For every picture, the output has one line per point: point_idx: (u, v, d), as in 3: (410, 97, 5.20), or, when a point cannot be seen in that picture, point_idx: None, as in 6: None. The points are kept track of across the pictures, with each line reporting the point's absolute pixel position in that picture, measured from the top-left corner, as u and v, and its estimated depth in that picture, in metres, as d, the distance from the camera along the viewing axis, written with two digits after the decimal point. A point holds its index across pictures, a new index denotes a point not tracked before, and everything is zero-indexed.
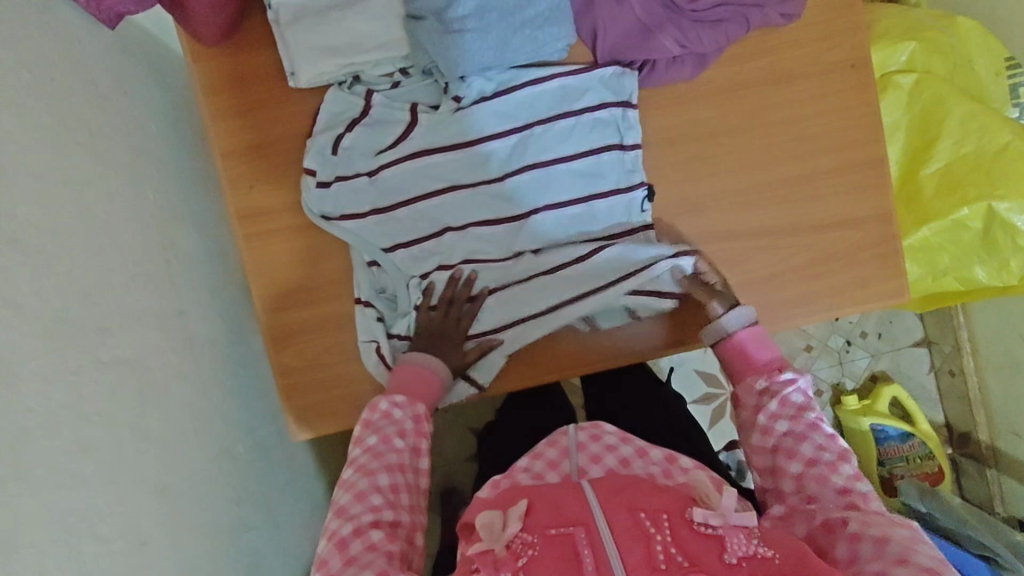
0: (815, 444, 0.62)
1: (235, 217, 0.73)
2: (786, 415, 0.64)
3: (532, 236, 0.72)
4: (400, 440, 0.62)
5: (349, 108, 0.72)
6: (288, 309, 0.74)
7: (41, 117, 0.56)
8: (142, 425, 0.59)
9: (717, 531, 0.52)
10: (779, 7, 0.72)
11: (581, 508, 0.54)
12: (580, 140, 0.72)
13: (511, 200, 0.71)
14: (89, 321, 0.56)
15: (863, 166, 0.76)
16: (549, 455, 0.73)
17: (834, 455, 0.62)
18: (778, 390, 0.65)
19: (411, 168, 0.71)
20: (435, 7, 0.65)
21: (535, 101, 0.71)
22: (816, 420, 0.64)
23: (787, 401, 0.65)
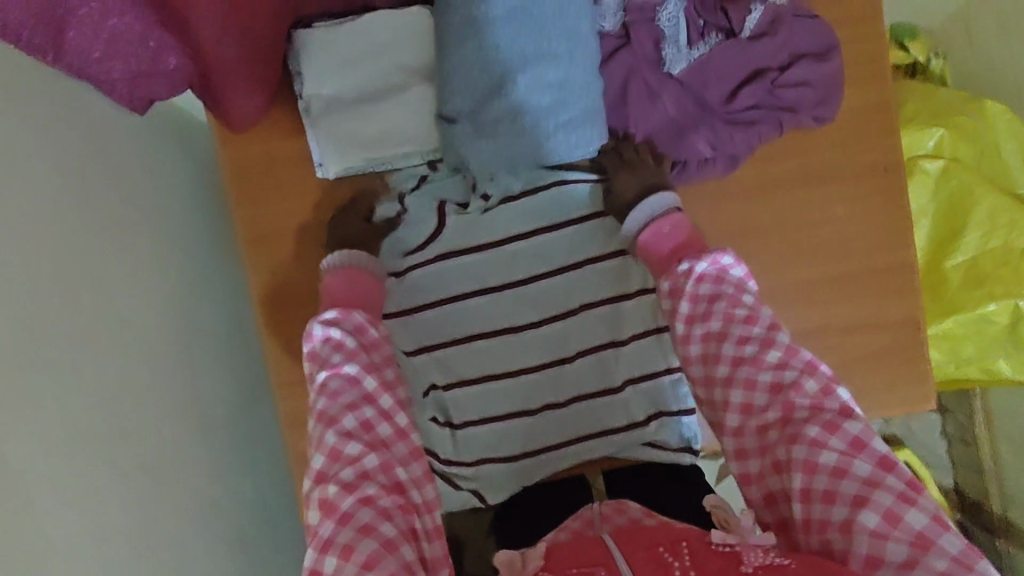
0: (736, 339, 0.59)
1: (258, 301, 0.72)
2: (700, 316, 0.61)
3: (552, 340, 0.73)
4: (352, 364, 0.60)
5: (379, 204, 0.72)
6: (304, 396, 0.73)
7: (62, 215, 0.55)
8: (151, 528, 0.58)
9: (733, 549, 0.51)
10: (813, 111, 0.71)
11: (598, 551, 0.53)
12: (602, 244, 0.72)
13: (533, 303, 0.72)
14: (99, 426, 0.54)
15: (894, 271, 0.75)
16: (573, 527, 0.69)
17: (773, 376, 0.56)
18: (685, 286, 0.63)
19: (438, 270, 0.72)
20: (468, 109, 0.66)
21: (562, 201, 0.72)
22: (736, 316, 0.60)
23: (698, 296, 0.62)
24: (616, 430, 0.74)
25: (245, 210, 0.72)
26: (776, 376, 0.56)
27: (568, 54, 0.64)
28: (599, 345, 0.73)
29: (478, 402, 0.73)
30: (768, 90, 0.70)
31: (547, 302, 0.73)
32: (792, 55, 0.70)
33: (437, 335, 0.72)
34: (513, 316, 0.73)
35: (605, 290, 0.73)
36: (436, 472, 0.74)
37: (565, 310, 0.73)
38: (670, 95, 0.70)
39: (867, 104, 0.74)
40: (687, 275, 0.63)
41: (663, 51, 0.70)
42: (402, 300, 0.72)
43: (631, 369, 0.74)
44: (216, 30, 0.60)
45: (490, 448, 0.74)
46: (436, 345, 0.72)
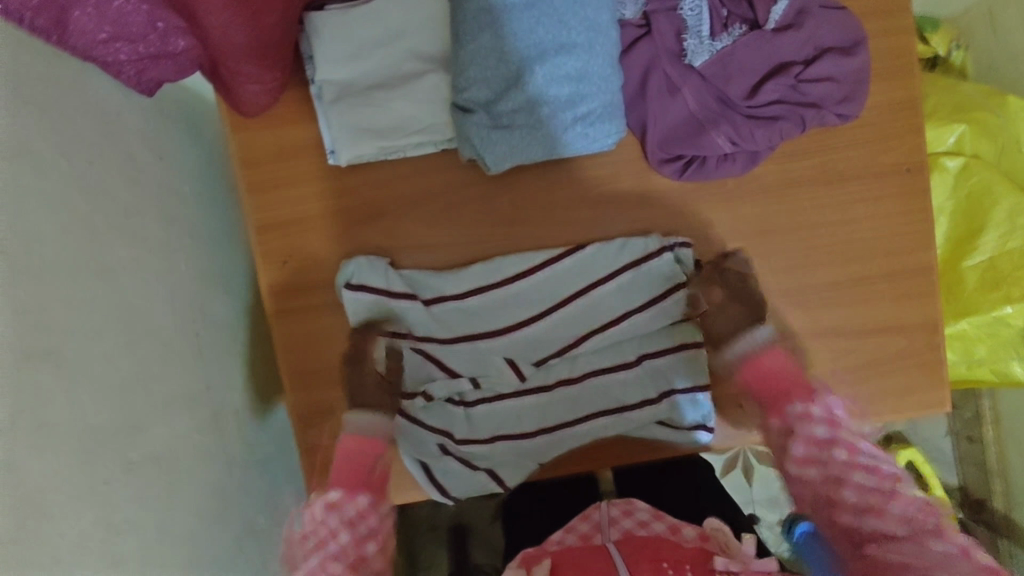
0: (858, 486, 0.53)
1: (268, 292, 0.71)
2: (815, 459, 0.56)
3: (569, 321, 0.71)
4: (337, 517, 0.58)
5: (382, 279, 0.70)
6: (313, 388, 0.73)
7: (76, 208, 0.55)
8: (166, 521, 0.58)
9: None
10: (836, 108, 0.69)
11: (602, 564, 0.59)
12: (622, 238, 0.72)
13: (551, 283, 0.71)
14: (118, 422, 0.55)
15: (914, 274, 0.74)
16: (580, 530, 0.73)
17: (897, 524, 0.51)
18: (808, 419, 0.57)
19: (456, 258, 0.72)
20: (483, 100, 0.63)
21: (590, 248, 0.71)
22: (847, 460, 0.55)
23: (812, 432, 0.57)
24: (632, 407, 0.72)
25: (254, 199, 0.71)
26: (906, 528, 0.51)
27: (587, 44, 0.62)
28: (615, 317, 0.71)
29: (492, 381, 0.72)
30: (791, 85, 0.68)
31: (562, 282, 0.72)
32: (818, 48, 0.68)
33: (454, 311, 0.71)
34: (526, 302, 0.71)
35: (624, 259, 0.71)
36: (450, 455, 0.71)
37: (574, 291, 0.71)
38: (691, 89, 0.68)
39: (891, 101, 0.72)
40: (807, 412, 0.58)
41: (685, 42, 0.68)
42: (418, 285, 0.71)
43: (647, 346, 0.73)
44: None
45: (506, 425, 0.72)
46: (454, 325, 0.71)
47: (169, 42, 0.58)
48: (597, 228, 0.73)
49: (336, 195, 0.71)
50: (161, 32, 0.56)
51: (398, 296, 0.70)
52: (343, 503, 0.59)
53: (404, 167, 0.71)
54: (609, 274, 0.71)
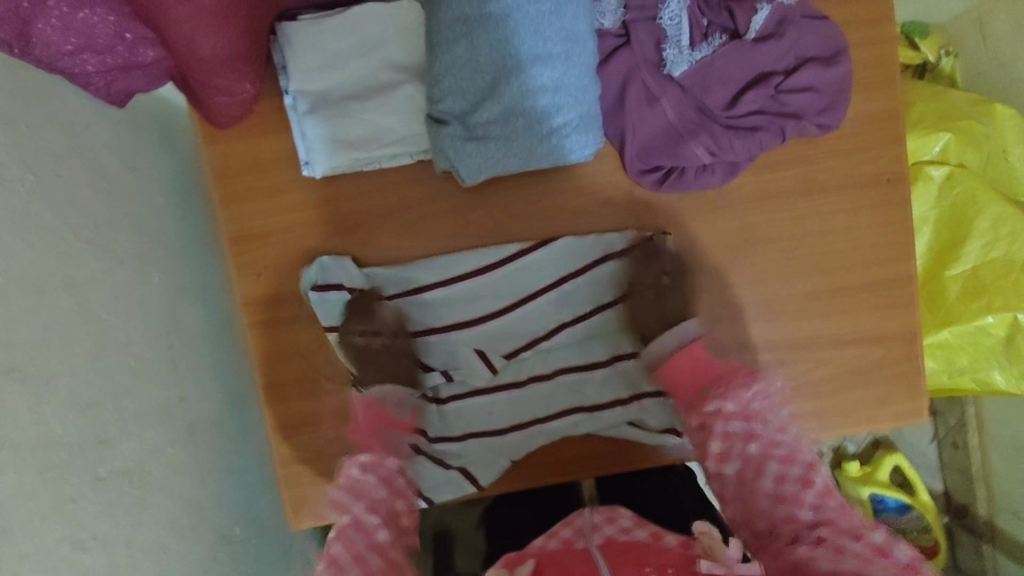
0: (775, 474, 0.61)
1: (242, 304, 0.71)
2: (732, 455, 0.64)
3: (539, 319, 0.73)
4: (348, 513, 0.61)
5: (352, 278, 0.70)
6: (286, 401, 0.72)
7: (44, 221, 0.54)
8: (138, 536, 0.58)
9: None
10: (816, 119, 0.69)
11: (589, 567, 0.60)
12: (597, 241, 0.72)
13: (522, 283, 0.72)
14: (87, 437, 0.54)
15: (893, 284, 0.73)
16: (563, 536, 0.70)
17: (812, 513, 0.58)
18: (716, 424, 0.65)
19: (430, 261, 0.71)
20: (457, 112, 0.63)
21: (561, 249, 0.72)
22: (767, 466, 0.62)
23: (729, 431, 0.64)
24: (602, 407, 0.73)
25: (229, 210, 0.70)
26: (815, 514, 0.58)
27: (564, 54, 0.61)
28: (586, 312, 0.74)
29: (466, 376, 0.73)
30: (771, 95, 0.67)
31: (533, 280, 0.72)
32: (799, 58, 0.68)
33: (428, 309, 0.72)
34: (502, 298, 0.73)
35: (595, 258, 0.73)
36: (423, 454, 0.71)
37: (545, 287, 0.73)
38: (669, 98, 0.68)
39: (874, 112, 0.71)
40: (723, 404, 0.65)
41: (665, 52, 0.68)
42: (393, 284, 0.71)
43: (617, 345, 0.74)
44: (194, 26, 0.53)
45: (479, 422, 0.73)
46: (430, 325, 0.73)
47: (138, 53, 0.57)
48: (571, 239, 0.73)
49: (312, 207, 0.70)
50: (129, 43, 0.56)
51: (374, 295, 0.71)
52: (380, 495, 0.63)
53: (383, 178, 0.70)
54: (580, 271, 0.73)
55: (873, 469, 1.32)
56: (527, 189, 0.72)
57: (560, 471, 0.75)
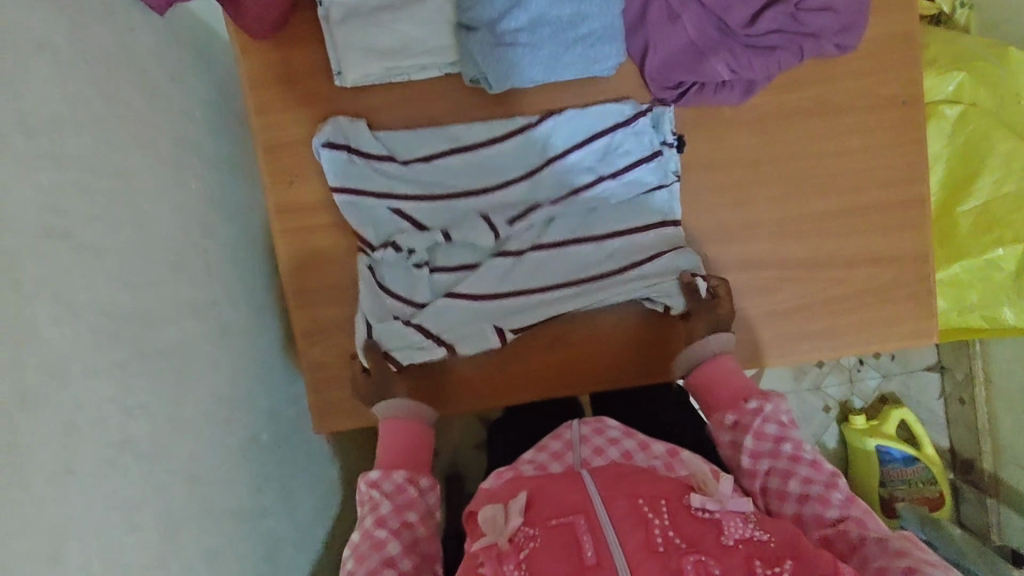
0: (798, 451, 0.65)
1: (274, 210, 0.74)
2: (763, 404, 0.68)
3: (547, 190, 0.73)
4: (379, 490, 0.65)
5: (364, 142, 0.72)
6: (313, 306, 0.75)
7: (93, 109, 0.57)
8: (175, 415, 0.62)
9: (714, 516, 0.57)
10: (835, 39, 0.70)
11: (581, 497, 0.59)
12: (609, 115, 0.73)
13: (532, 152, 0.73)
14: (132, 315, 0.58)
15: (905, 206, 0.75)
16: (552, 448, 0.76)
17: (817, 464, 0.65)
18: (751, 423, 0.67)
19: (442, 132, 0.73)
20: (487, 18, 0.64)
21: (572, 120, 0.73)
22: (794, 453, 0.65)
23: (763, 433, 0.66)
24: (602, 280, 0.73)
25: (261, 120, 0.72)
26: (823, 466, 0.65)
27: None
28: (588, 183, 0.73)
29: (469, 243, 0.73)
30: (791, 14, 0.68)
31: (540, 151, 0.73)
32: None
33: (437, 175, 0.72)
34: (512, 168, 0.73)
35: (603, 126, 0.73)
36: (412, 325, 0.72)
37: (554, 155, 0.73)
38: (691, 16, 0.69)
39: (890, 34, 0.73)
40: (756, 413, 0.67)
41: None
42: (406, 149, 0.73)
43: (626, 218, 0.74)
44: None
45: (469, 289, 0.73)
46: (439, 195, 0.72)
47: None
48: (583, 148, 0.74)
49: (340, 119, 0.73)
50: None
51: (381, 158, 0.72)
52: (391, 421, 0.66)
53: (413, 90, 0.73)
54: (582, 142, 0.73)
55: (881, 423, 1.34)
56: (548, 104, 0.74)
57: (558, 348, 0.77)
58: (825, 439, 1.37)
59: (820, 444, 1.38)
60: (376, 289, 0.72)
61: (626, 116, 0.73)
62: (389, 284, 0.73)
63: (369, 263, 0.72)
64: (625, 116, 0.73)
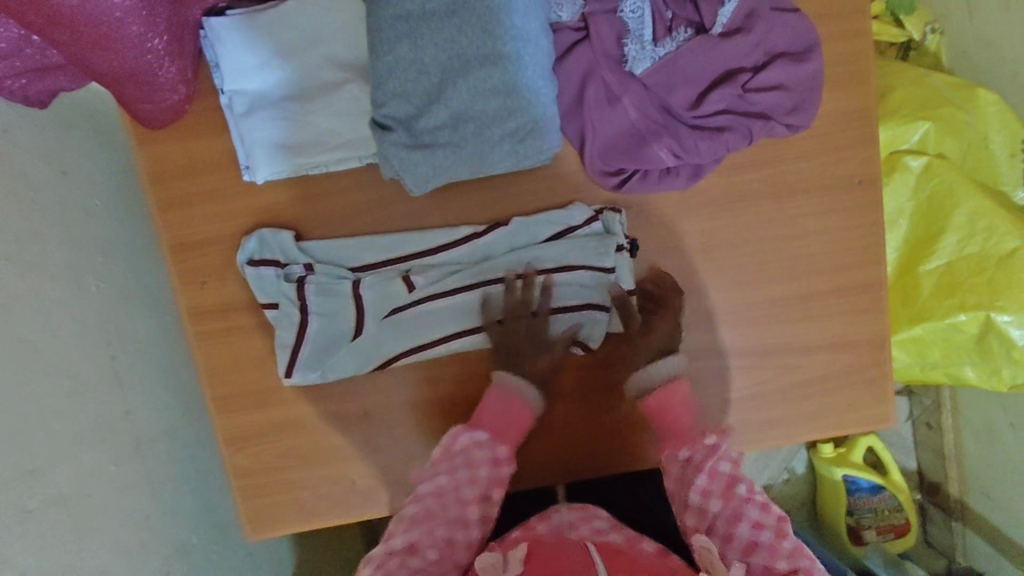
0: (751, 521, 0.61)
1: (187, 315, 0.68)
2: (715, 492, 0.63)
3: (496, 296, 0.67)
4: (442, 473, 0.63)
5: (294, 252, 0.66)
6: (238, 413, 0.70)
7: None
8: (78, 563, 0.56)
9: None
10: (785, 118, 0.66)
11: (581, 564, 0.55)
12: (557, 217, 0.68)
13: (478, 260, 0.68)
14: (18, 469, 0.52)
15: (861, 289, 0.71)
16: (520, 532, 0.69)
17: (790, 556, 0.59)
18: (705, 462, 0.64)
19: (379, 246, 0.67)
20: (402, 116, 0.59)
21: (521, 230, 0.68)
22: (745, 496, 0.62)
23: (716, 473, 0.64)
24: (536, 311, 0.67)
25: (166, 219, 0.66)
26: (790, 561, 0.58)
27: (516, 54, 0.58)
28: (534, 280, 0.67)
29: (413, 350, 0.67)
30: (738, 94, 0.65)
31: (487, 257, 0.68)
32: (767, 54, 0.65)
33: (381, 281, 0.67)
34: (462, 278, 0.67)
35: (551, 219, 0.68)
36: (337, 351, 0.67)
37: (504, 259, 0.68)
38: (631, 97, 0.64)
39: (844, 112, 0.69)
40: (709, 451, 0.65)
41: (625, 47, 0.64)
42: (343, 259, 0.67)
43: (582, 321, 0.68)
44: (78, 49, 0.47)
45: (406, 356, 0.68)
46: (376, 309, 0.67)
47: (48, 55, 0.54)
48: (521, 241, 0.68)
49: (251, 215, 0.67)
50: (38, 45, 0.53)
51: (318, 266, 0.67)
52: (482, 468, 0.63)
53: (331, 180, 0.67)
54: (528, 246, 0.68)
55: (848, 449, 1.29)
56: (486, 190, 0.68)
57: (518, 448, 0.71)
58: (794, 466, 1.35)
59: (789, 470, 1.35)
60: (295, 370, 0.66)
61: (574, 220, 0.68)
62: (312, 366, 0.66)
63: (288, 368, 0.67)
64: (564, 223, 0.68)
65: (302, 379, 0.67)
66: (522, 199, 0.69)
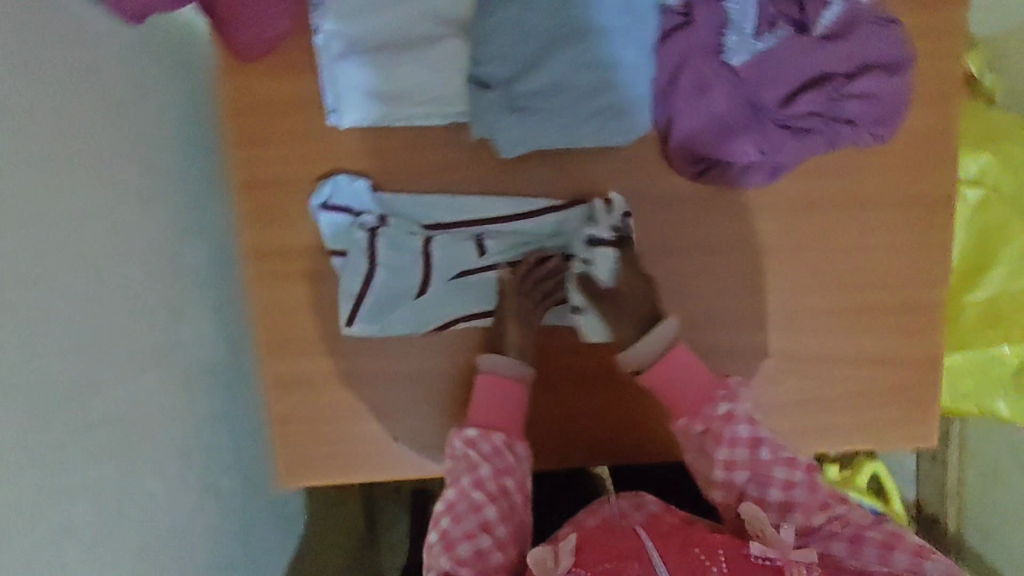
0: (781, 482, 0.62)
1: (248, 252, 0.67)
2: (740, 461, 0.62)
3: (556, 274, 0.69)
4: (454, 485, 0.63)
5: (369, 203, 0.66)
6: (285, 359, 0.69)
7: (43, 153, 0.48)
8: (118, 487, 0.56)
9: (775, 562, 0.56)
10: (871, 129, 0.66)
11: (631, 545, 0.59)
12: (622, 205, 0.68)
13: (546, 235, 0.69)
14: (75, 384, 0.51)
15: (917, 309, 0.72)
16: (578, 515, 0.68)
17: (823, 502, 0.61)
18: (722, 430, 0.63)
19: (451, 208, 0.67)
20: (503, 77, 0.60)
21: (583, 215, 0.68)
22: (769, 458, 0.62)
23: (737, 442, 0.63)
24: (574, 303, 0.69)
25: (240, 153, 0.65)
26: (828, 514, 0.60)
27: (622, 29, 0.59)
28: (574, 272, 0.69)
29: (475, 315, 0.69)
30: (830, 97, 0.64)
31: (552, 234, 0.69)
32: (862, 64, 0.64)
33: (450, 243, 0.68)
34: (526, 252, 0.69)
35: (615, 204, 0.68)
36: (400, 305, 0.68)
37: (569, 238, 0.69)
38: (724, 89, 0.64)
39: (924, 130, 0.69)
40: (724, 419, 0.63)
41: (725, 37, 0.64)
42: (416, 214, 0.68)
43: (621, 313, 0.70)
44: None
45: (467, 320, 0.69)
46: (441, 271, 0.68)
47: None
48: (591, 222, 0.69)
49: (325, 161, 0.66)
50: None
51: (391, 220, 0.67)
52: (482, 465, 0.63)
53: (412, 135, 0.66)
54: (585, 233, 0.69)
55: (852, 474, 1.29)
56: (563, 166, 0.68)
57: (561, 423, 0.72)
58: None
59: None
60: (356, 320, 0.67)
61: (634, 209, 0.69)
62: (374, 318, 0.67)
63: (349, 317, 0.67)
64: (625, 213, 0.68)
65: (362, 330, 0.67)
66: (596, 179, 0.68)
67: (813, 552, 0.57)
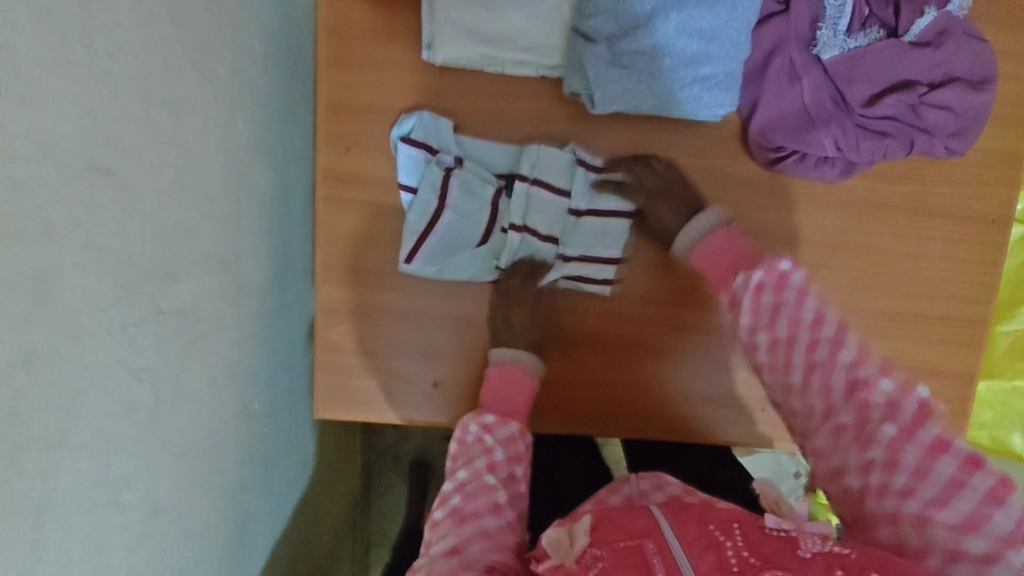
0: (805, 347, 0.57)
1: (322, 174, 0.67)
2: (761, 325, 0.59)
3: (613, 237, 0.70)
4: (467, 466, 0.60)
5: (446, 142, 0.67)
6: (345, 286, 0.69)
7: (164, 28, 0.48)
8: (180, 380, 0.55)
9: (788, 534, 0.49)
10: (948, 141, 0.67)
11: (646, 523, 0.51)
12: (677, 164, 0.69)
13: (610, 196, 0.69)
14: (160, 265, 0.50)
15: (965, 323, 0.73)
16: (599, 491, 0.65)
17: (850, 379, 0.54)
18: (742, 297, 0.60)
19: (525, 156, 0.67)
20: (608, 32, 0.61)
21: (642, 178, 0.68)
22: (796, 319, 0.57)
23: (757, 306, 0.59)
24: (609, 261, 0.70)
25: (332, 74, 0.66)
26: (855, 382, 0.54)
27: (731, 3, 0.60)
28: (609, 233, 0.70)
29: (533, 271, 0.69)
30: (912, 104, 0.66)
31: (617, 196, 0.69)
32: (946, 76, 0.66)
33: (520, 193, 0.68)
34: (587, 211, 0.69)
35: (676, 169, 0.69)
36: (463, 249, 0.68)
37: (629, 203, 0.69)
38: (812, 80, 0.66)
39: (994, 149, 0.71)
40: (743, 286, 0.60)
41: (818, 31, 0.66)
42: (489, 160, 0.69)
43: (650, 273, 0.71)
44: None
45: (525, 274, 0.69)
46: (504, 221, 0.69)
47: None
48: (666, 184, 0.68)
49: (413, 95, 0.67)
50: None
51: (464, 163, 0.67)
52: (500, 454, 0.61)
53: (499, 81, 0.67)
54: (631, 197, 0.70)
55: None
56: (639, 134, 0.70)
57: (610, 390, 0.72)
58: None
59: None
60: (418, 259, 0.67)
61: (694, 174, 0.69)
62: (437, 260, 0.67)
63: (410, 254, 0.67)
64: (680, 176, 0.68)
65: (422, 270, 0.67)
66: (671, 154, 0.70)
67: (828, 526, 0.51)
